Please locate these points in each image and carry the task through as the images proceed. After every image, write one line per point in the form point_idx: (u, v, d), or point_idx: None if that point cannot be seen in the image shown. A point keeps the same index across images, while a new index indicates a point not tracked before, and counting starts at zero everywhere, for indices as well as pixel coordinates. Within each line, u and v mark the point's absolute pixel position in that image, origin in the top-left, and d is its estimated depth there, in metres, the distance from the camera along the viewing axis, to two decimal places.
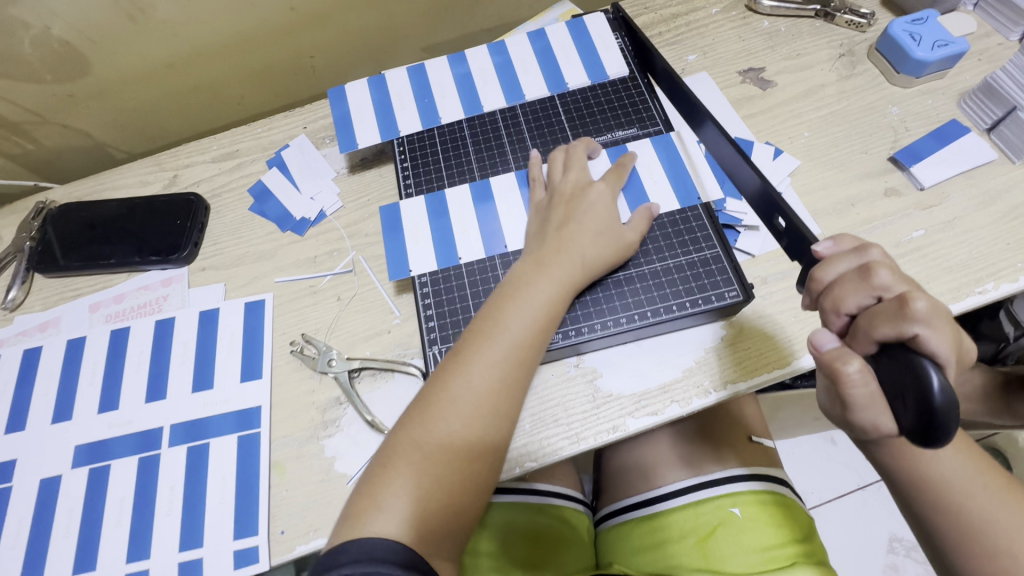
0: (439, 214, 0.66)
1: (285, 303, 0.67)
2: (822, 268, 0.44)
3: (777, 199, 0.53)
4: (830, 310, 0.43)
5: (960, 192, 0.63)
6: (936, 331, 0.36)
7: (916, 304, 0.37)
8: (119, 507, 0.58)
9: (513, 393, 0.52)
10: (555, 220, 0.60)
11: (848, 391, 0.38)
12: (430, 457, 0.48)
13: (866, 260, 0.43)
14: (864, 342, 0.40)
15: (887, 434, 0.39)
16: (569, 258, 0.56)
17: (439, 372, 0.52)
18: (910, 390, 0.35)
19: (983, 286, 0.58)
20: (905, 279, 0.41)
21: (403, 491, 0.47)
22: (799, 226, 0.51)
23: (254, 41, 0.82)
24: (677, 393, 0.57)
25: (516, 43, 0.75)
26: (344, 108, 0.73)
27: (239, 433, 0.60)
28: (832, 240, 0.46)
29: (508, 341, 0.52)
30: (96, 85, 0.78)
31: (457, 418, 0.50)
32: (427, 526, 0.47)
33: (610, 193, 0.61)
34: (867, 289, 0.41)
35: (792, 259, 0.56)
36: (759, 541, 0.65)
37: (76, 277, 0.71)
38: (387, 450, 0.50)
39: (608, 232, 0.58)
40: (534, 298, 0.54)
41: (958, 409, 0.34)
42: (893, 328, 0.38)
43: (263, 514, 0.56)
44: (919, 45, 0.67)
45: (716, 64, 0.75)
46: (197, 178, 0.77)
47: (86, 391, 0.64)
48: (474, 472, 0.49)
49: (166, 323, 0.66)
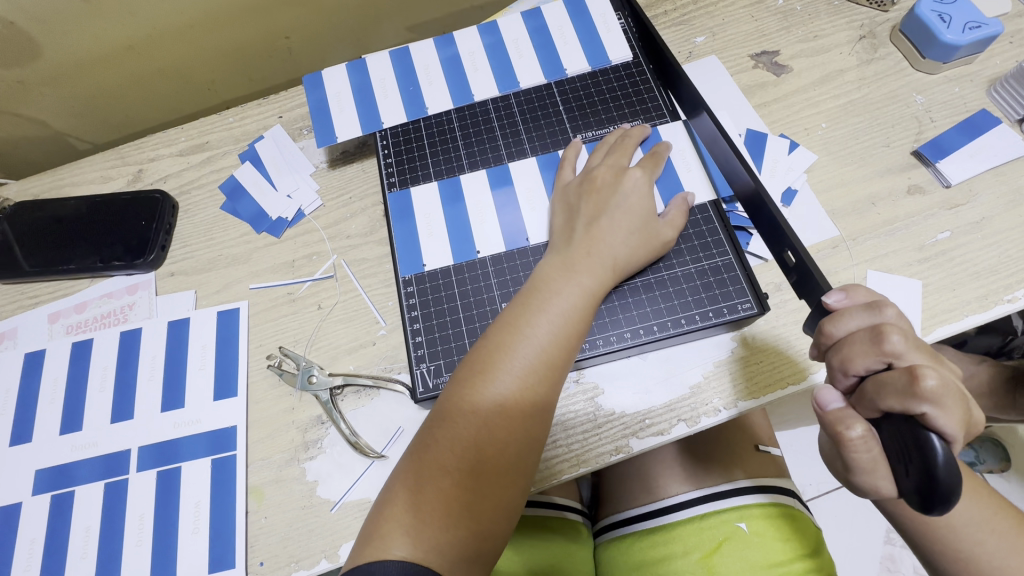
0: (455, 198, 0.61)
1: (261, 312, 0.62)
2: (832, 322, 0.41)
3: (787, 234, 0.49)
4: (838, 369, 0.40)
5: (989, 189, 0.58)
6: (944, 411, 0.34)
7: (928, 381, 0.34)
8: (84, 537, 0.54)
9: (544, 400, 0.46)
10: (583, 214, 0.54)
11: (852, 454, 0.38)
12: (455, 473, 0.43)
13: (879, 319, 0.40)
14: (868, 407, 0.38)
15: (887, 493, 0.38)
16: (600, 259, 0.51)
17: (459, 382, 0.46)
18: (915, 460, 0.34)
19: (1012, 294, 0.54)
20: (918, 344, 0.38)
21: (428, 516, 0.41)
22: (809, 265, 0.47)
23: (222, 19, 0.75)
24: (683, 411, 0.53)
25: (509, 24, 0.69)
26: (321, 96, 0.67)
27: (213, 456, 0.56)
28: (844, 291, 0.43)
29: (535, 344, 0.47)
30: (49, 70, 0.71)
31: (484, 429, 0.44)
32: (455, 552, 0.41)
33: (646, 180, 0.55)
34: (877, 354, 0.38)
35: (799, 294, 0.52)
36: (765, 557, 0.62)
37: (35, 283, 0.66)
38: (408, 471, 0.44)
39: (642, 228, 0.53)
40: (561, 296, 0.49)
41: (959, 482, 0.33)
42: (900, 403, 0.36)
43: (241, 545, 0.52)
44: (949, 27, 0.62)
45: (726, 46, 0.69)
46: (164, 173, 0.71)
47: (47, 410, 0.59)
48: (507, 492, 0.44)
49: (132, 334, 0.62)
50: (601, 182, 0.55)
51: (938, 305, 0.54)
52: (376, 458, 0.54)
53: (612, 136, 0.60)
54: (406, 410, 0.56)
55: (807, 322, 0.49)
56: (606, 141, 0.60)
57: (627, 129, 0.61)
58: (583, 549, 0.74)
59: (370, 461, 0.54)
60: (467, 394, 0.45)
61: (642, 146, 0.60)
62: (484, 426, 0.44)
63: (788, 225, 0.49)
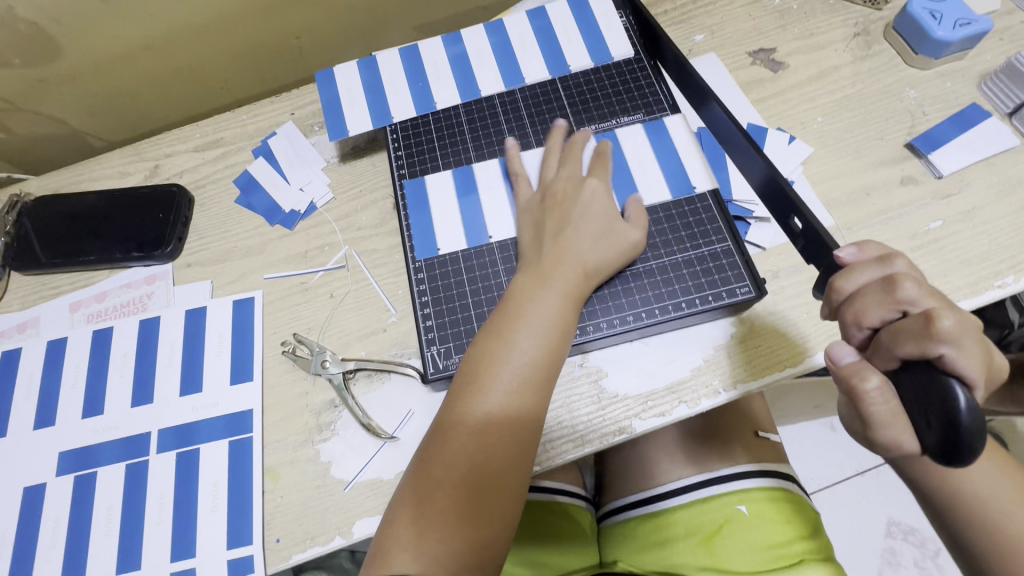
0: (468, 189, 0.63)
1: (275, 300, 0.64)
2: (842, 277, 0.43)
3: (795, 198, 0.51)
4: (851, 323, 0.42)
5: (980, 179, 0.60)
6: (963, 351, 0.36)
7: (944, 322, 0.37)
8: (106, 516, 0.56)
9: (537, 404, 0.48)
10: (549, 228, 0.56)
11: (869, 408, 0.38)
12: (450, 485, 0.45)
13: (890, 271, 0.42)
14: (884, 358, 0.40)
15: (908, 450, 0.38)
16: (571, 266, 0.53)
17: (451, 395, 0.49)
18: (936, 409, 0.36)
19: (1002, 280, 0.56)
20: (931, 291, 0.40)
21: (428, 527, 0.44)
22: (818, 228, 0.49)
23: (235, 19, 0.77)
24: (685, 394, 0.55)
25: (515, 22, 0.71)
26: (333, 92, 0.69)
27: (230, 438, 0.58)
28: (856, 247, 0.45)
29: (520, 351, 0.49)
30: (69, 68, 0.74)
31: (477, 440, 0.46)
32: (455, 559, 0.43)
33: (604, 188, 0.57)
34: (891, 303, 0.40)
35: (809, 262, 0.54)
36: (766, 538, 0.64)
37: (56, 274, 0.68)
38: (410, 483, 0.46)
39: (608, 233, 0.55)
40: (541, 304, 0.51)
41: (983, 426, 0.35)
42: (917, 347, 0.37)
43: (258, 523, 0.54)
44: (939, 24, 0.64)
45: (725, 44, 0.71)
46: (180, 168, 0.73)
47: (69, 395, 0.61)
48: (505, 496, 0.46)
49: (151, 322, 0.64)
50: (562, 196, 0.57)
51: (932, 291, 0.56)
52: (388, 439, 0.56)
53: (556, 146, 0.62)
54: (416, 394, 0.58)
55: (817, 284, 0.51)
56: (553, 151, 0.62)
57: (564, 133, 0.62)
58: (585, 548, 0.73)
59: (381, 442, 0.56)
60: (458, 408, 0.47)
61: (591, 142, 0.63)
62: (479, 435, 0.46)
63: (799, 196, 0.51)
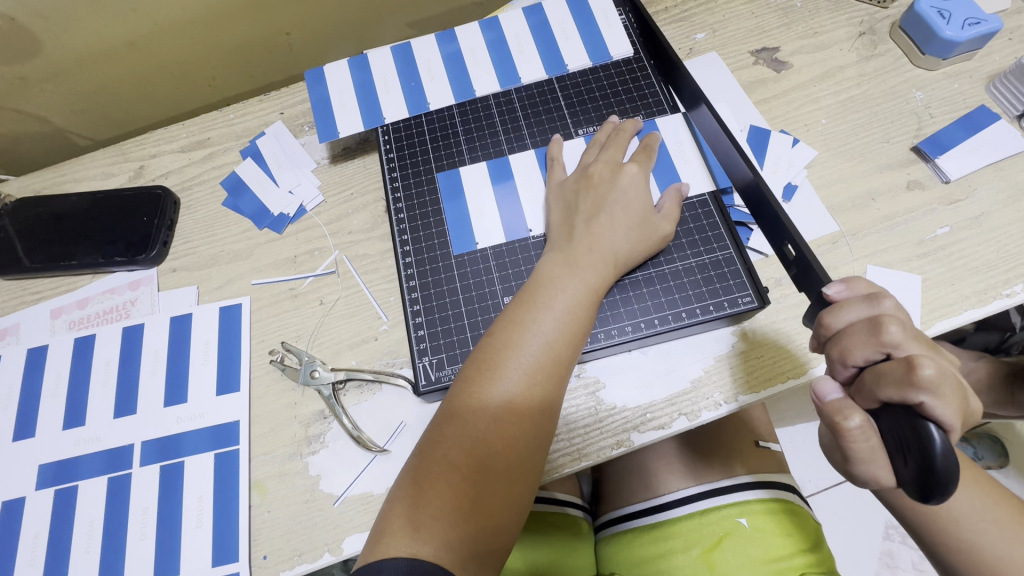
0: (504, 177, 0.62)
1: (263, 307, 0.62)
2: (829, 313, 0.42)
3: (786, 224, 0.49)
4: (837, 360, 0.41)
5: (988, 184, 0.58)
6: (942, 400, 0.34)
7: (924, 370, 0.35)
8: (87, 532, 0.54)
9: (551, 397, 0.47)
10: (582, 211, 0.54)
11: (850, 444, 0.38)
12: (464, 470, 0.43)
13: (878, 310, 0.40)
14: (867, 398, 0.38)
15: (886, 484, 0.38)
16: (601, 254, 0.51)
17: (466, 379, 0.47)
18: (913, 451, 0.34)
19: (1011, 289, 0.54)
20: (917, 333, 0.39)
21: (438, 511, 0.42)
22: (809, 257, 0.47)
23: (222, 16, 0.75)
24: (684, 405, 0.53)
25: (511, 18, 0.69)
26: (323, 91, 0.67)
27: (216, 450, 0.56)
28: (845, 283, 0.44)
29: (541, 339, 0.47)
30: (50, 66, 0.71)
31: (493, 427, 0.44)
32: (464, 547, 0.41)
33: (642, 176, 0.56)
34: (876, 344, 0.38)
35: (799, 288, 0.52)
36: (767, 551, 0.63)
37: (37, 279, 0.66)
38: (419, 470, 0.44)
39: (641, 222, 0.53)
40: (564, 292, 0.49)
41: (956, 472, 0.33)
42: (898, 393, 0.36)
43: (244, 539, 0.52)
44: (948, 23, 0.62)
45: (727, 42, 0.69)
46: (165, 169, 0.71)
47: (51, 405, 0.59)
48: (516, 487, 0.44)
49: (134, 330, 0.62)
50: (599, 179, 0.55)
51: (938, 299, 0.54)
52: (379, 452, 0.54)
53: (604, 132, 0.61)
54: (408, 405, 0.56)
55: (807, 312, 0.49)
56: (598, 137, 0.61)
57: (617, 122, 0.61)
58: (578, 554, 0.72)
59: (372, 455, 0.54)
60: (475, 392, 0.46)
61: (638, 135, 0.61)
62: (492, 424, 0.44)
63: (787, 216, 0.49)
